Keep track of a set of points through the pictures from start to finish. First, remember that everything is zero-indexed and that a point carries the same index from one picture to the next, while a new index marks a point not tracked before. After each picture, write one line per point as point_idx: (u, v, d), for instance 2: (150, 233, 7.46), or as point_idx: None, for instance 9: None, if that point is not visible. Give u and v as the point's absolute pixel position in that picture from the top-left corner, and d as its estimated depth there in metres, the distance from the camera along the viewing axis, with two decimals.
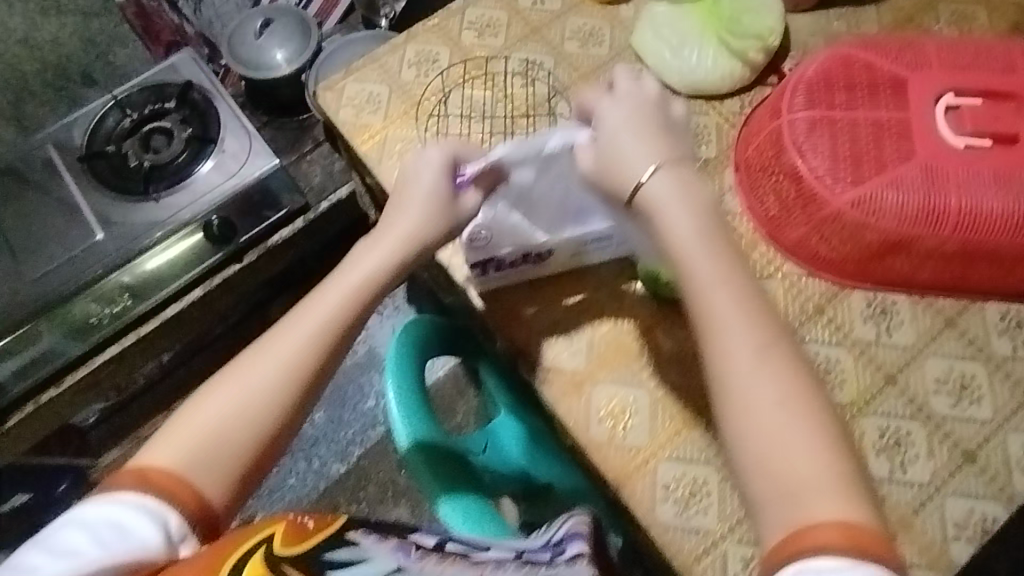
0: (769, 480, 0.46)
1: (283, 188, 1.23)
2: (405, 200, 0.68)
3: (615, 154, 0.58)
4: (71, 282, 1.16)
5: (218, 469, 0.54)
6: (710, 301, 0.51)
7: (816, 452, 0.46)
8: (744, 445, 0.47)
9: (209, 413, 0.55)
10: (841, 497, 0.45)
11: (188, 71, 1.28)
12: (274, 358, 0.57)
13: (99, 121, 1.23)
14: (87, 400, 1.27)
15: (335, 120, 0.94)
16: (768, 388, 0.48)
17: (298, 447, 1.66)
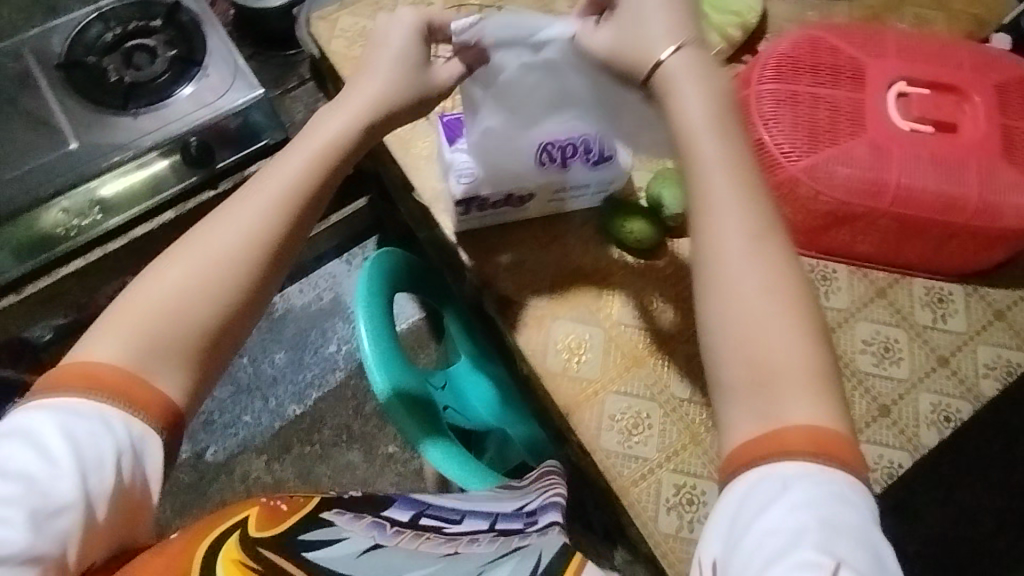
0: (746, 376, 0.52)
1: (267, 124, 1.26)
2: (368, 67, 0.68)
3: (637, 25, 0.61)
4: (21, 198, 1.12)
5: (169, 355, 0.57)
6: (712, 198, 0.55)
7: (796, 357, 0.52)
8: (725, 352, 0.53)
9: (153, 296, 0.58)
10: (811, 401, 0.51)
11: None
12: (230, 238, 0.60)
13: (81, 32, 1.21)
14: (46, 313, 1.26)
15: (326, 50, 0.96)
16: (755, 301, 0.53)
17: (254, 387, 1.67)
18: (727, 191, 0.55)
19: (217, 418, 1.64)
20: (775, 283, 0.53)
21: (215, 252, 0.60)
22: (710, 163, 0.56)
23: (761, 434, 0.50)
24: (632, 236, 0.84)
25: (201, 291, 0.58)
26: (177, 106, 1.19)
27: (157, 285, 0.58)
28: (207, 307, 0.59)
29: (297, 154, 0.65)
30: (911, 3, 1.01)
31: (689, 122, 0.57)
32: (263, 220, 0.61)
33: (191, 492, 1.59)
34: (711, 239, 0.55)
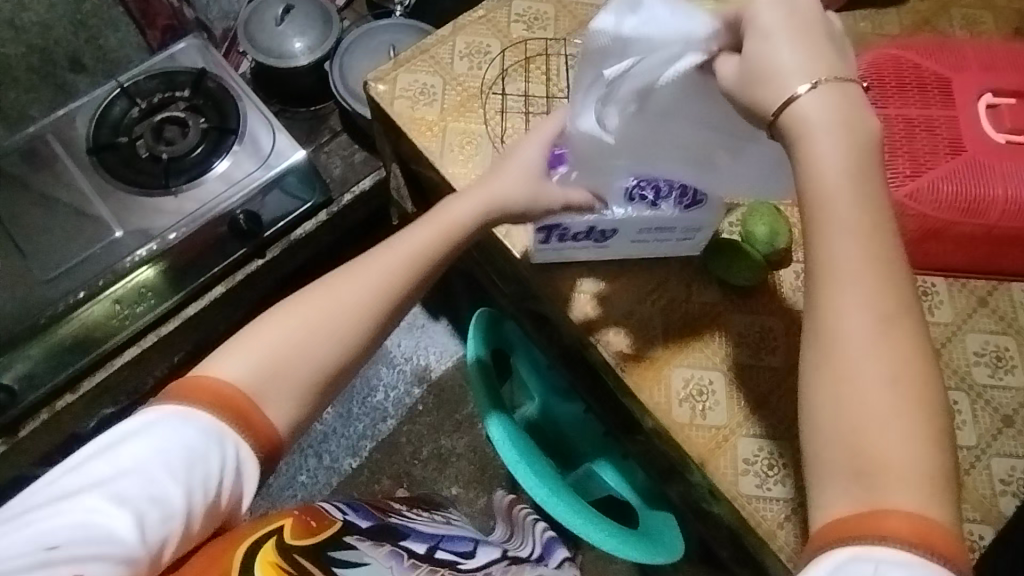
0: (845, 451, 0.46)
1: (307, 181, 1.20)
2: (507, 163, 0.75)
3: (770, 69, 0.53)
4: (66, 300, 1.09)
5: (284, 388, 0.58)
6: (829, 246, 0.49)
7: (909, 441, 0.45)
8: (829, 421, 0.47)
9: (262, 350, 0.58)
10: (917, 488, 0.45)
11: (197, 59, 1.22)
12: (329, 308, 0.61)
13: (106, 109, 1.16)
14: (101, 406, 1.21)
15: (391, 112, 0.93)
16: (874, 370, 0.47)
17: (307, 446, 1.64)
18: (857, 241, 0.48)
19: (272, 482, 1.61)
20: (894, 349, 0.47)
21: (344, 308, 0.61)
22: (854, 214, 0.49)
23: (854, 511, 0.45)
24: (740, 274, 0.83)
25: (327, 340, 0.60)
26: (218, 179, 1.14)
27: (288, 325, 0.60)
28: (327, 354, 0.60)
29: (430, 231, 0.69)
30: (957, 4, 1.02)
31: (842, 163, 0.49)
32: (392, 292, 0.64)
33: None
34: (830, 298, 0.48)
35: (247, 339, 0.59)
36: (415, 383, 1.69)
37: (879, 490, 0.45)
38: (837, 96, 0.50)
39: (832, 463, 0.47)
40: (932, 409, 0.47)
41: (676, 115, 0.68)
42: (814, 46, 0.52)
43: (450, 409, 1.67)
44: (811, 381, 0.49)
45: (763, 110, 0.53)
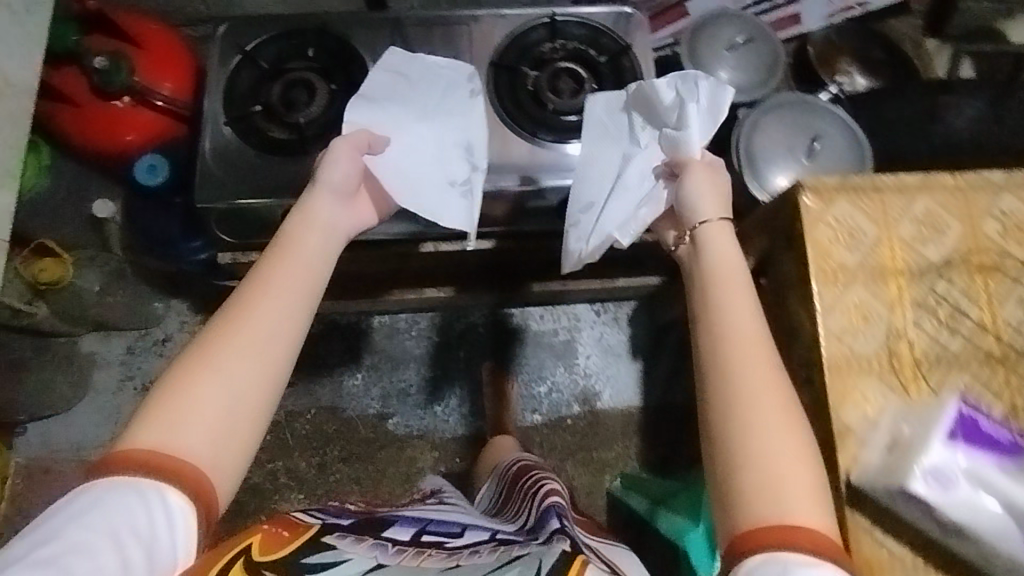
0: (763, 484, 0.62)
1: None
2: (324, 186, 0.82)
3: (694, 197, 0.80)
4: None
5: (204, 429, 0.65)
6: (731, 329, 0.69)
7: (797, 476, 0.62)
8: (741, 454, 0.63)
9: (226, 365, 0.68)
10: (811, 506, 0.61)
11: (631, 32, 1.16)
12: (256, 326, 0.70)
13: (526, 32, 1.14)
14: (356, 265, 1.30)
15: (803, 235, 0.81)
16: (767, 416, 0.65)
17: (460, 385, 1.66)
18: (750, 345, 0.68)
19: (412, 393, 1.66)
20: (780, 402, 0.66)
21: (245, 337, 0.69)
22: (744, 303, 0.71)
23: (772, 518, 0.60)
24: None
25: (236, 361, 0.68)
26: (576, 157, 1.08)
27: (205, 368, 0.67)
28: (232, 378, 0.67)
29: (295, 251, 0.77)
30: None
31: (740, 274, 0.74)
32: (302, 295, 0.74)
33: (361, 447, 1.62)
34: (738, 372, 0.67)
35: (196, 376, 0.67)
36: (578, 401, 1.66)
37: (791, 506, 0.61)
38: (719, 232, 0.77)
39: (753, 493, 0.61)
40: (807, 462, 0.64)
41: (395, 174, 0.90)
42: (718, 184, 0.81)
43: (592, 443, 1.64)
44: (729, 445, 0.64)
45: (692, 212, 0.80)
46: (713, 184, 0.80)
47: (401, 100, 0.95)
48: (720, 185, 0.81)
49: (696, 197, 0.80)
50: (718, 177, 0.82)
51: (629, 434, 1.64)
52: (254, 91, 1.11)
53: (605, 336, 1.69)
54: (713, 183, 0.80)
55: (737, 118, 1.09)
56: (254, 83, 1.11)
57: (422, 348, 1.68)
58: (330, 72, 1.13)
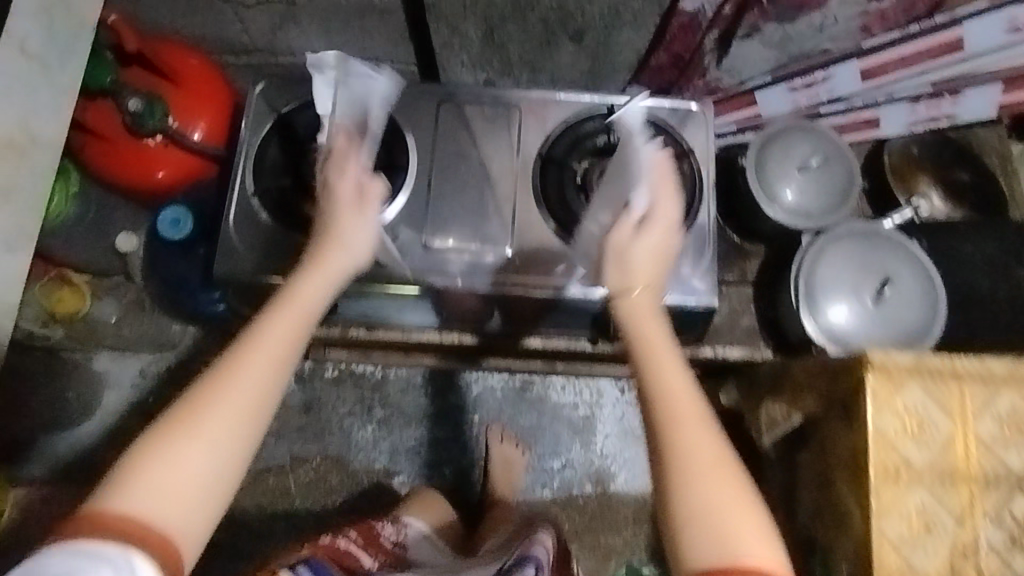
0: (710, 538, 0.60)
1: (696, 319, 1.04)
2: (341, 215, 0.79)
3: (627, 263, 0.73)
4: (422, 274, 1.03)
5: (187, 488, 0.60)
6: (660, 374, 0.67)
7: (732, 505, 0.62)
8: (686, 508, 0.62)
9: (216, 418, 0.62)
10: (761, 540, 0.61)
11: (693, 134, 1.08)
12: (249, 375, 0.64)
13: (580, 122, 1.08)
14: (375, 336, 1.25)
15: (868, 421, 0.73)
16: (701, 477, 0.62)
17: (471, 449, 1.60)
18: (682, 389, 0.66)
19: (422, 453, 1.60)
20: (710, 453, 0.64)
21: (230, 391, 0.63)
22: (666, 359, 0.67)
23: (719, 564, 0.59)
24: None
25: (218, 420, 0.62)
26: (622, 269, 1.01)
27: (183, 424, 0.61)
28: (210, 439, 0.61)
29: (289, 299, 0.70)
30: None
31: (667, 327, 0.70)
32: (298, 340, 0.68)
33: (364, 503, 1.57)
34: (666, 422, 0.65)
35: (181, 428, 0.61)
36: (591, 481, 1.59)
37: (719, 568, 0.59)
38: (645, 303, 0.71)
39: (698, 540, 0.61)
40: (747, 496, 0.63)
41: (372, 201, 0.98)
42: (650, 250, 0.74)
43: (601, 528, 1.56)
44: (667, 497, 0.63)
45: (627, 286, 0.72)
46: (659, 237, 0.74)
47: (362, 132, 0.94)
48: (661, 244, 0.74)
49: (628, 254, 0.73)
50: (665, 239, 0.75)
51: (640, 522, 1.57)
52: (288, 159, 1.06)
53: (626, 415, 1.61)
54: (653, 242, 0.74)
55: (800, 244, 1.01)
56: (287, 151, 1.06)
57: (437, 406, 1.62)
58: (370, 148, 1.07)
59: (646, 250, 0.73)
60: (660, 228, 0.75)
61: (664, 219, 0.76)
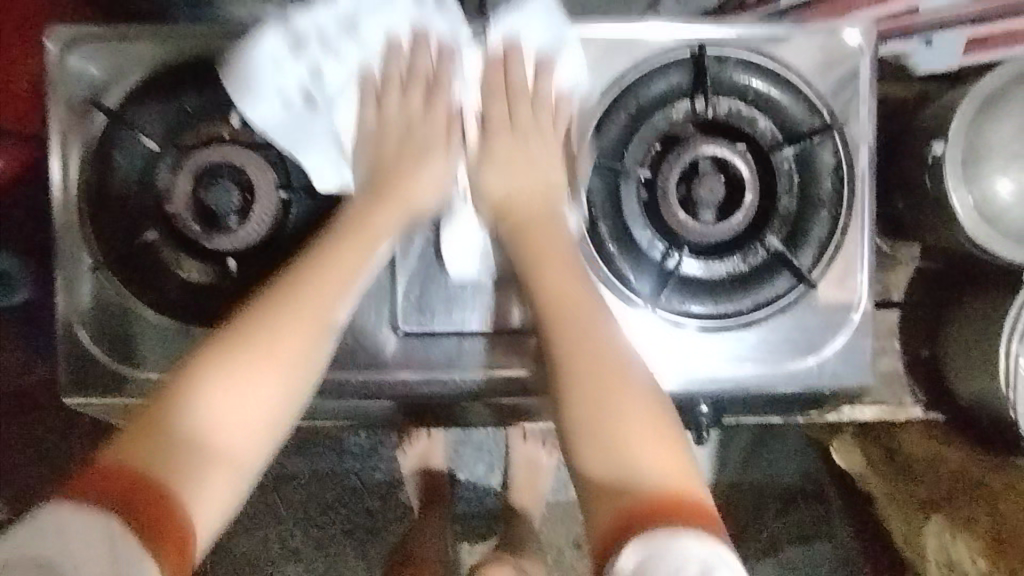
0: (599, 392, 0.51)
1: (822, 398, 0.66)
2: (429, 114, 0.64)
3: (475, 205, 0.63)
4: (384, 372, 0.63)
5: (221, 388, 0.49)
6: (563, 233, 0.59)
7: (635, 385, 0.52)
8: (605, 380, 0.52)
9: (274, 319, 0.52)
10: (653, 444, 0.49)
11: (831, 77, 0.63)
12: (351, 262, 0.56)
13: (647, 80, 0.61)
14: None
15: None
16: (596, 382, 0.52)
17: (490, 449, 1.25)
18: (565, 265, 0.57)
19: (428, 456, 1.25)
20: (593, 346, 0.53)
21: (286, 336, 0.51)
22: (549, 254, 0.58)
23: (614, 477, 0.48)
24: None
25: (252, 355, 0.50)
26: (712, 339, 0.63)
27: (220, 374, 0.49)
28: (267, 381, 0.50)
29: (358, 230, 0.58)
30: None
31: (562, 227, 0.60)
32: (374, 241, 0.58)
33: None
34: (555, 305, 0.55)
35: (225, 336, 0.51)
36: None
37: (586, 514, 0.48)
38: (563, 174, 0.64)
39: (592, 421, 0.51)
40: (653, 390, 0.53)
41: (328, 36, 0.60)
42: (512, 177, 0.63)
43: None
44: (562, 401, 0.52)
45: (489, 211, 0.63)
46: (510, 137, 0.64)
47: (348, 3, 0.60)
48: (534, 146, 0.64)
49: (485, 169, 0.64)
50: (534, 151, 0.64)
51: None
52: (146, 183, 0.63)
53: None
54: (508, 144, 0.64)
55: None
56: (140, 172, 0.63)
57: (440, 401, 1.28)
58: (283, 156, 0.64)
59: (499, 152, 0.64)
60: (511, 133, 0.64)
61: (526, 125, 0.64)
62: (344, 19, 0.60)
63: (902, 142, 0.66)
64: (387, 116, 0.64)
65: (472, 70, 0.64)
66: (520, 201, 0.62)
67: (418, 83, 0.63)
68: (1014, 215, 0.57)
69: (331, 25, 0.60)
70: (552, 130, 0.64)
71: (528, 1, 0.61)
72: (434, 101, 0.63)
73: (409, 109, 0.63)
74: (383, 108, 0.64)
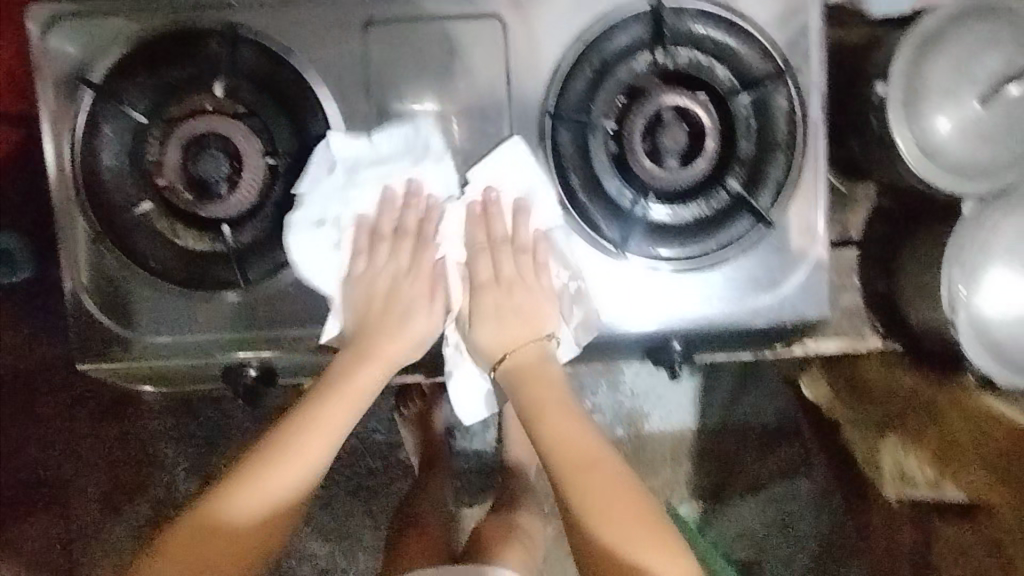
0: (585, 491, 0.57)
1: (786, 331, 0.71)
2: (410, 272, 0.66)
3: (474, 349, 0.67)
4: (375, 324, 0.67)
5: (218, 534, 0.56)
6: (550, 388, 0.63)
7: (614, 480, 0.58)
8: (587, 479, 0.57)
9: (268, 467, 0.58)
10: (637, 536, 0.55)
11: (782, 26, 0.66)
12: (333, 409, 0.61)
13: (610, 34, 0.65)
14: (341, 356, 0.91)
15: None
16: (579, 485, 0.57)
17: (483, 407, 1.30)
18: (551, 393, 0.63)
19: None
20: (574, 456, 0.59)
21: (278, 482, 0.57)
22: (536, 405, 0.62)
23: (612, 571, 0.55)
24: None
25: (247, 503, 0.56)
26: (684, 280, 0.67)
27: (233, 501, 0.56)
28: (257, 523, 0.57)
29: (341, 383, 0.63)
30: None
31: (552, 372, 0.64)
32: (359, 390, 0.63)
33: None
34: (537, 427, 0.61)
35: (231, 481, 0.58)
36: None
37: None
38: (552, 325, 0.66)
39: (584, 516, 0.56)
40: (630, 481, 0.58)
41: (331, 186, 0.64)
42: (506, 329, 0.65)
43: None
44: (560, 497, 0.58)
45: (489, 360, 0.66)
46: (496, 290, 0.65)
47: (354, 154, 0.65)
48: (521, 299, 0.65)
49: (475, 326, 0.66)
50: (517, 300, 0.65)
51: None
52: (135, 156, 0.66)
53: None
54: (496, 299, 0.65)
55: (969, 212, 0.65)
56: (128, 145, 0.66)
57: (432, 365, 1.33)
58: (267, 124, 0.67)
59: (485, 311, 0.66)
60: (494, 286, 0.66)
61: (508, 278, 0.65)
62: (345, 170, 0.65)
63: (852, 85, 0.70)
64: (376, 274, 0.66)
65: (456, 227, 0.66)
66: (513, 353, 0.65)
67: (407, 239, 0.66)
68: (949, 145, 0.61)
69: (336, 178, 0.65)
70: (534, 275, 0.66)
71: (500, 153, 0.64)
72: (420, 255, 0.66)
73: (395, 267, 0.66)
74: (371, 267, 0.66)
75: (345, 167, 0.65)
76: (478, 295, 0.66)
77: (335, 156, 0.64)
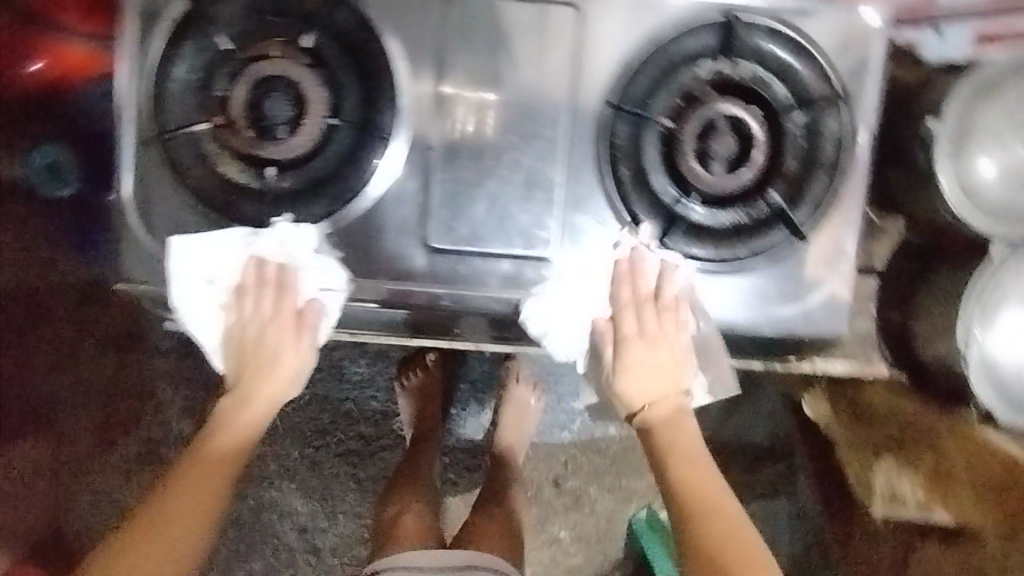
0: (699, 517, 0.58)
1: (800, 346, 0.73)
2: (271, 336, 0.68)
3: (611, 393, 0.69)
4: (407, 283, 0.69)
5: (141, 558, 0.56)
6: (687, 434, 0.64)
7: (724, 512, 0.59)
8: (701, 511, 0.58)
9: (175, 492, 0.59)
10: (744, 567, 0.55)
11: (844, 52, 0.68)
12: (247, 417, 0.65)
13: (680, 36, 0.66)
14: None
15: None
16: (689, 512, 0.58)
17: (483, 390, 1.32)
18: (687, 436, 0.64)
19: None
20: (691, 486, 0.60)
21: (194, 492, 0.59)
22: (671, 443, 0.63)
23: None
24: None
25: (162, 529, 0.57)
26: (711, 283, 0.69)
27: (177, 497, 0.59)
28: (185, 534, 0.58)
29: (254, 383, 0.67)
30: None
31: (689, 424, 0.65)
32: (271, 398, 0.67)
33: None
34: (664, 461, 0.62)
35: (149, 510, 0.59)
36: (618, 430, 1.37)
37: None
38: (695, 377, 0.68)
39: (692, 541, 0.57)
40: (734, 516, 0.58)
41: (206, 256, 0.67)
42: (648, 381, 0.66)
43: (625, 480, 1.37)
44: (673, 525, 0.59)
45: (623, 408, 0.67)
46: (641, 346, 0.67)
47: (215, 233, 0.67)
48: (663, 355, 0.67)
49: (619, 377, 0.67)
50: (664, 354, 0.67)
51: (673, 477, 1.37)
52: (201, 86, 0.68)
53: None
54: (645, 354, 0.66)
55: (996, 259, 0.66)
56: (196, 75, 0.68)
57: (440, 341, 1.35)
58: (336, 76, 0.68)
59: (632, 365, 0.66)
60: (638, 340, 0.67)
61: (654, 331, 0.67)
62: (214, 240, 0.67)
63: None
64: (250, 327, 0.68)
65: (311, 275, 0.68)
66: (654, 404, 0.65)
67: (271, 291, 0.68)
68: None
69: (209, 246, 0.67)
70: (675, 329, 0.68)
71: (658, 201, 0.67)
72: (283, 307, 0.68)
73: (260, 314, 0.68)
74: (245, 323, 0.68)
75: (208, 241, 0.67)
76: (625, 349, 0.67)
77: (207, 237, 0.67)
